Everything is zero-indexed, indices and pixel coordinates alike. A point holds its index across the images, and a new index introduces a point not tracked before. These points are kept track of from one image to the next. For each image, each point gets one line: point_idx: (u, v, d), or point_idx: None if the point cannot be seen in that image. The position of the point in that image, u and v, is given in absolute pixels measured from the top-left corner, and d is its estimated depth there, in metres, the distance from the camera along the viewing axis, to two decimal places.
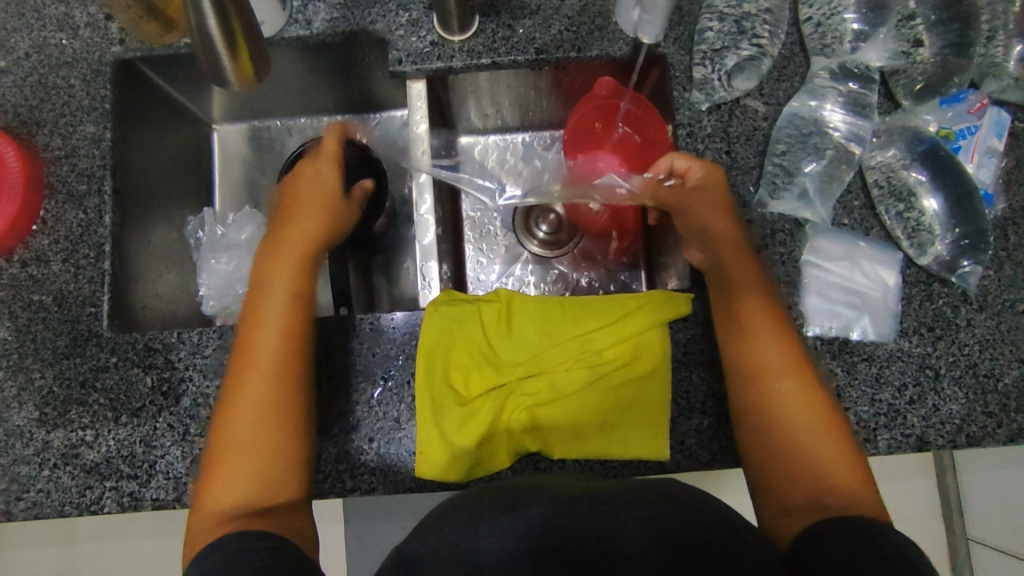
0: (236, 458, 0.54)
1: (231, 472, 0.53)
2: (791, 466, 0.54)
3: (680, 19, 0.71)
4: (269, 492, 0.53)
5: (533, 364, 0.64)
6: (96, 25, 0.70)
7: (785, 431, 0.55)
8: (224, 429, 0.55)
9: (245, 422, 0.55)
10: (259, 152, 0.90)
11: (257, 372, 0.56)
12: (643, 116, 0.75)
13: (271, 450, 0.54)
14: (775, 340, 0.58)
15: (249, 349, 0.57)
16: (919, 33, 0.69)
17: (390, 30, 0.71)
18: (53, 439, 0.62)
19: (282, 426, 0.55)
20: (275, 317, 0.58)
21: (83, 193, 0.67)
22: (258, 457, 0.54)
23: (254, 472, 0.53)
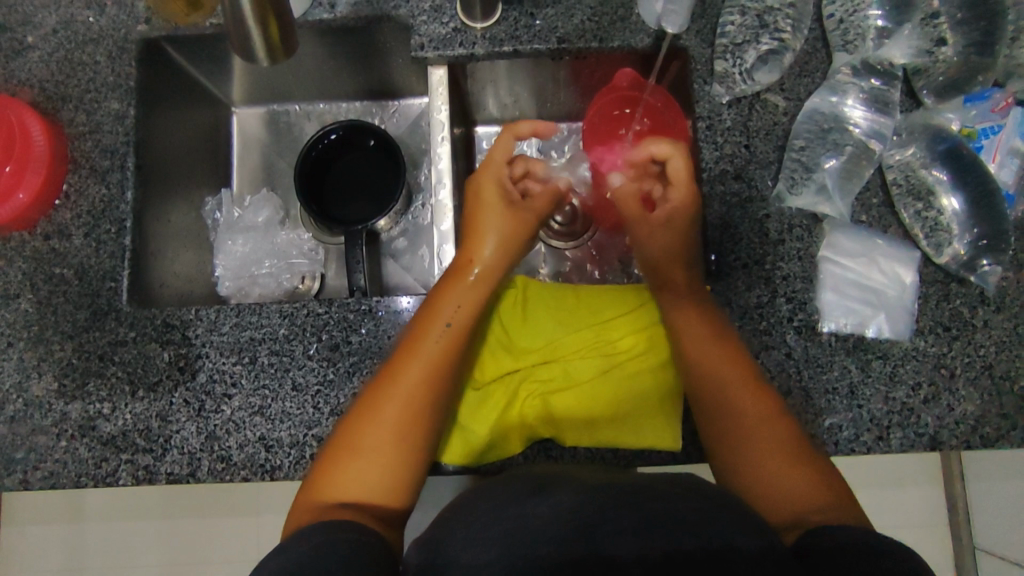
0: (374, 459, 0.54)
1: (360, 456, 0.54)
2: (761, 481, 0.53)
3: (703, 11, 0.71)
4: (387, 493, 0.54)
5: (547, 351, 0.65)
6: (122, 3, 0.70)
7: (750, 445, 0.55)
8: (356, 430, 0.55)
9: (396, 424, 0.55)
10: (277, 136, 0.90)
11: (423, 375, 0.57)
12: (664, 109, 0.75)
13: (408, 451, 0.55)
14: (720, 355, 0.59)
15: (406, 353, 0.58)
16: (942, 32, 0.68)
17: (413, 15, 0.71)
18: (70, 410, 0.62)
19: (427, 424, 0.56)
20: (440, 321, 0.60)
21: (106, 168, 0.67)
22: (394, 460, 0.55)
23: (383, 474, 0.54)
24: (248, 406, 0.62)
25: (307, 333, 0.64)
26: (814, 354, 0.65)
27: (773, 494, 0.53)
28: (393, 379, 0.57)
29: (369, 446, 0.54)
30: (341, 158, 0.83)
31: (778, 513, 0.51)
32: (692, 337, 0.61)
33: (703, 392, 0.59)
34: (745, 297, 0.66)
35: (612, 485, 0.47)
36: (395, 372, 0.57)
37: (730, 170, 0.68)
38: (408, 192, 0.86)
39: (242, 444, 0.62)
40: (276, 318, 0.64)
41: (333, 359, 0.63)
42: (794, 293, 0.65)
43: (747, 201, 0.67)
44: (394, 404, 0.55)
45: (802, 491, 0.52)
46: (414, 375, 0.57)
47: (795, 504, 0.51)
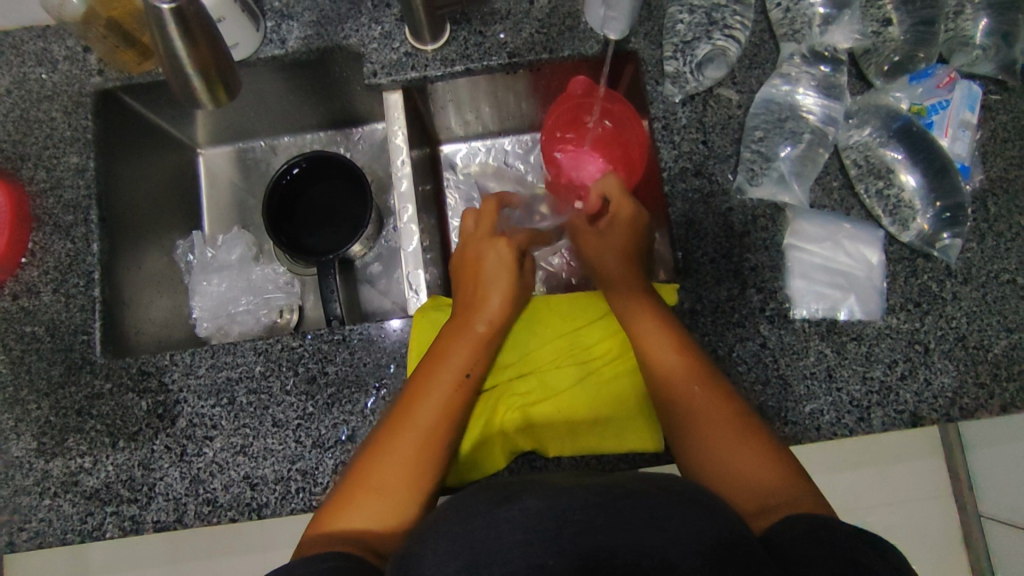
0: (388, 500, 0.53)
1: (369, 492, 0.53)
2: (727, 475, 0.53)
3: (649, 14, 0.72)
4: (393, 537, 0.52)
5: (523, 363, 0.66)
6: (74, 57, 0.71)
7: (708, 436, 0.55)
8: (373, 469, 0.54)
9: (412, 464, 0.54)
10: (245, 173, 0.91)
11: (438, 417, 0.57)
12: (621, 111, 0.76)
13: (420, 493, 0.54)
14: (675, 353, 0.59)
15: (423, 395, 0.57)
16: (888, 12, 0.70)
17: (363, 43, 0.72)
18: (52, 468, 0.62)
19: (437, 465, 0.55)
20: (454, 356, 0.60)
21: (69, 223, 0.68)
22: (406, 503, 0.53)
23: (396, 518, 0.52)
24: (230, 447, 0.62)
25: (284, 368, 0.64)
26: (789, 342, 0.65)
27: (736, 484, 0.52)
28: (407, 420, 0.56)
29: (385, 483, 0.53)
30: (308, 189, 0.84)
31: (747, 503, 0.50)
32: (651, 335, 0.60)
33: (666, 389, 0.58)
34: (715, 291, 0.66)
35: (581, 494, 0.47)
36: (413, 413, 0.56)
37: (689, 167, 0.69)
38: (378, 217, 0.87)
39: (226, 485, 0.62)
40: (251, 356, 0.64)
41: (311, 392, 0.63)
42: (763, 283, 0.66)
43: (708, 196, 0.68)
44: (412, 442, 0.55)
45: (767, 480, 0.51)
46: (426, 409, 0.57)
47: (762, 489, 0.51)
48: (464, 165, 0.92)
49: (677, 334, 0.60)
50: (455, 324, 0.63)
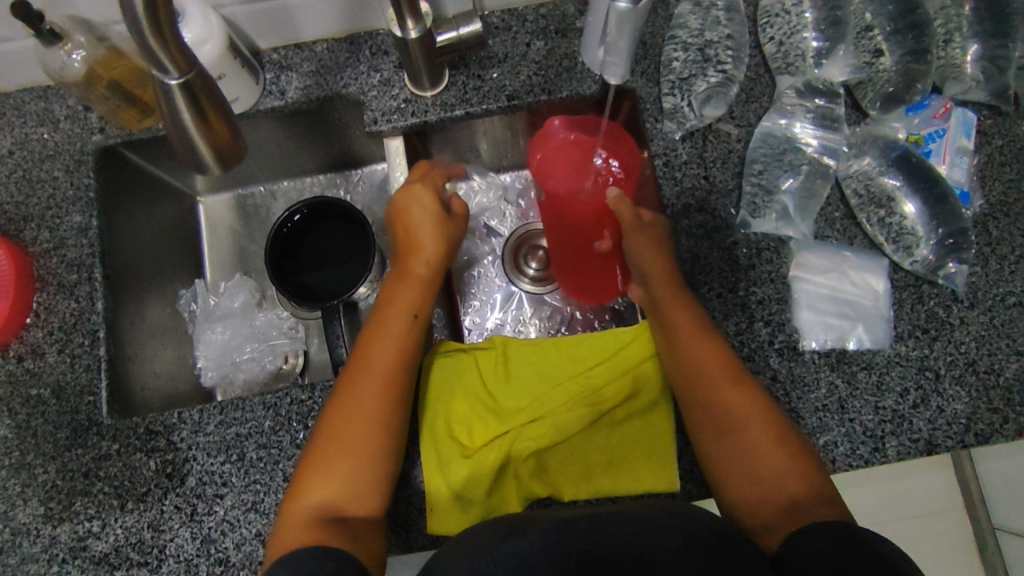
0: (347, 462, 0.55)
1: (333, 471, 0.55)
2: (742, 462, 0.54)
3: (644, 52, 0.73)
4: (354, 500, 0.54)
5: (535, 407, 0.64)
6: (76, 116, 0.71)
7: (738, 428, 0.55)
8: (332, 434, 0.56)
9: (365, 420, 0.56)
10: (246, 218, 0.91)
11: (386, 367, 0.59)
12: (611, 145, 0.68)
13: (377, 454, 0.56)
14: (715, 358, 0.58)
15: (370, 347, 0.60)
16: (878, 43, 0.71)
17: (362, 92, 0.72)
18: (59, 533, 0.61)
19: (391, 414, 0.57)
20: (395, 314, 0.62)
21: (73, 282, 0.67)
22: (362, 464, 0.55)
23: (357, 479, 0.54)
24: (241, 504, 0.62)
25: (293, 421, 0.63)
26: (799, 374, 0.65)
27: (755, 487, 0.53)
28: (357, 376, 0.58)
29: (345, 446, 0.55)
30: (311, 234, 0.84)
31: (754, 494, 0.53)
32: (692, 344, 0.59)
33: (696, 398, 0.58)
34: (724, 326, 0.66)
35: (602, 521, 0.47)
36: (362, 369, 0.59)
37: (692, 203, 0.69)
38: (382, 259, 0.86)
39: (238, 543, 0.61)
40: (260, 411, 0.64)
41: None
42: (771, 316, 0.66)
43: (712, 231, 0.68)
44: (366, 397, 0.57)
45: (787, 485, 0.52)
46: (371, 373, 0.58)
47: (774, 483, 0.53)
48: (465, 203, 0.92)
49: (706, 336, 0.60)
50: (397, 278, 0.65)
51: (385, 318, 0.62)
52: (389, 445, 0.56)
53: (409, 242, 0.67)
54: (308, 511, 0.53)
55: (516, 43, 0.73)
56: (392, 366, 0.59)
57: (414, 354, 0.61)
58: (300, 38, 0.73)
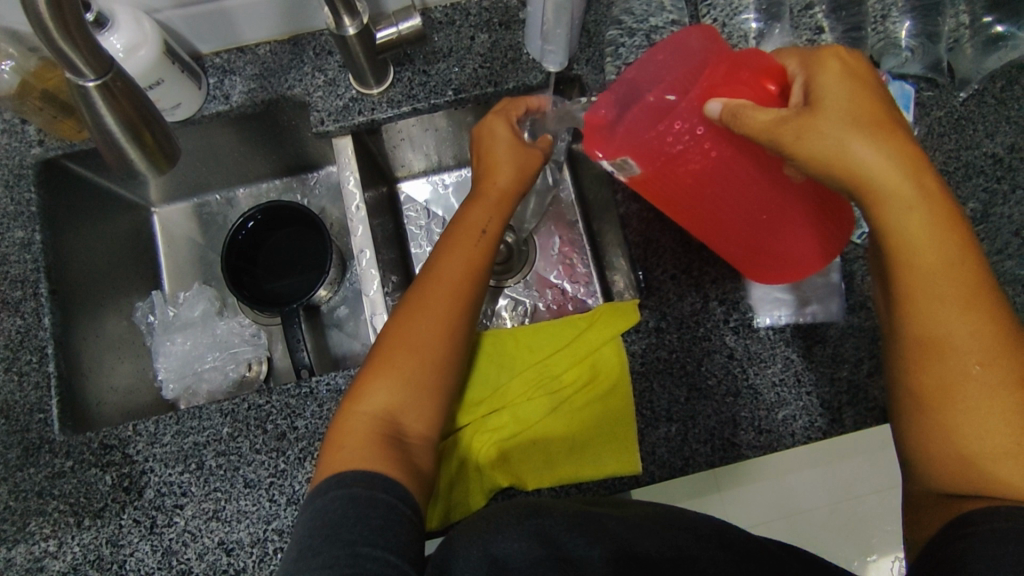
0: (409, 370, 0.56)
1: (395, 377, 0.56)
2: (953, 419, 0.46)
3: (588, 40, 0.73)
4: (412, 413, 0.56)
5: (495, 399, 0.65)
6: (13, 130, 0.70)
7: (946, 386, 0.46)
8: (401, 337, 0.57)
9: (434, 331, 0.58)
10: (203, 227, 0.90)
11: (457, 281, 0.60)
12: (678, 59, 0.54)
13: (438, 371, 0.57)
14: (965, 316, 0.46)
15: (441, 260, 0.61)
16: (819, 20, 0.73)
17: (308, 92, 0.72)
18: (14, 555, 0.60)
19: (461, 328, 0.59)
20: (475, 227, 0.63)
21: (18, 299, 0.66)
22: (423, 377, 0.56)
23: (414, 390, 0.56)
24: (202, 513, 0.61)
25: (252, 427, 0.63)
26: (755, 351, 0.65)
27: (964, 450, 0.45)
28: (428, 284, 0.60)
29: (413, 347, 0.57)
30: (266, 241, 0.83)
31: (954, 466, 0.45)
32: (939, 288, 0.46)
33: (935, 351, 0.46)
34: (679, 307, 0.66)
35: (566, 526, 0.48)
36: (432, 279, 0.60)
37: None
38: (341, 261, 0.86)
39: (201, 553, 0.60)
40: (218, 418, 0.63)
41: (282, 449, 0.62)
42: (725, 295, 0.66)
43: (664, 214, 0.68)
44: (437, 304, 0.59)
45: (990, 465, 0.44)
46: (444, 285, 0.60)
47: (987, 482, 0.44)
48: (423, 201, 0.92)
49: (955, 250, 0.46)
50: (472, 196, 0.66)
51: (457, 233, 0.63)
52: (449, 364, 0.58)
53: (489, 163, 0.67)
54: (368, 417, 0.54)
55: (461, 37, 0.73)
56: (463, 282, 0.60)
57: (482, 270, 0.62)
58: (241, 42, 0.73)
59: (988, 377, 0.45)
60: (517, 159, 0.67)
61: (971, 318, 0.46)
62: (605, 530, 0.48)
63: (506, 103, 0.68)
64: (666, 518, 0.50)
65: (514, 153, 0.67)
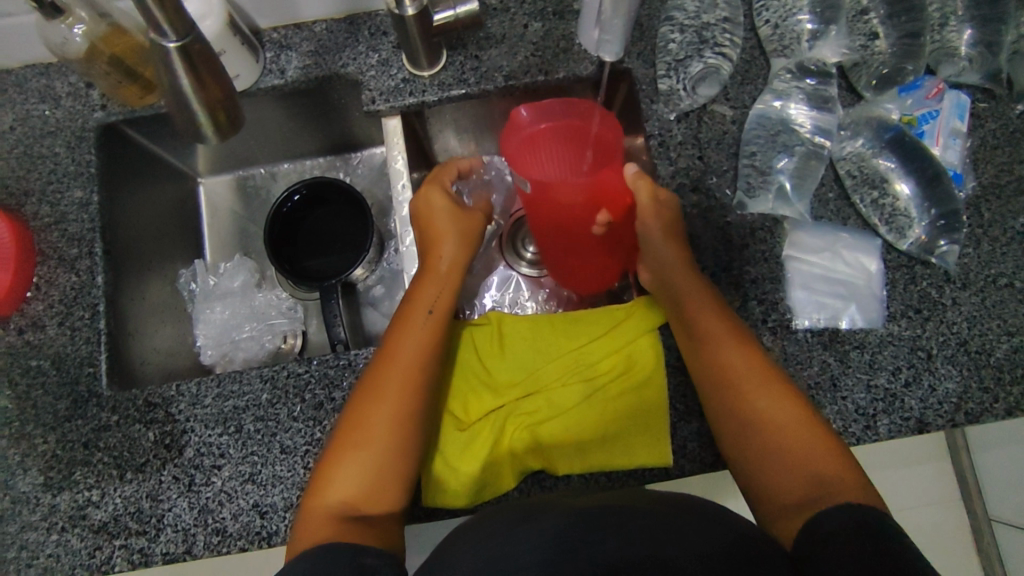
0: (370, 459, 0.56)
1: (352, 467, 0.56)
2: (774, 438, 0.55)
3: (641, 35, 0.74)
4: (378, 497, 0.55)
5: (528, 382, 0.66)
6: (78, 93, 0.72)
7: (756, 409, 0.56)
8: (355, 427, 0.57)
9: (389, 418, 0.57)
10: (246, 200, 0.91)
11: (410, 366, 0.59)
12: (568, 120, 0.63)
13: (400, 451, 0.57)
14: (740, 353, 0.59)
15: (393, 349, 0.60)
16: (874, 26, 0.72)
17: (361, 71, 0.73)
18: (59, 502, 0.62)
19: (418, 408, 0.58)
20: (423, 311, 0.63)
21: (74, 256, 0.68)
22: (385, 459, 0.56)
23: (373, 474, 0.56)
24: (238, 475, 0.62)
25: (290, 394, 0.64)
26: (792, 352, 0.65)
27: (789, 463, 0.54)
28: (379, 373, 0.59)
29: (365, 437, 0.56)
30: (308, 216, 0.85)
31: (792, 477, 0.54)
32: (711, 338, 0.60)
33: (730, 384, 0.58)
34: None
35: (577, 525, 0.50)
36: (384, 367, 0.59)
37: (687, 183, 0.69)
38: (379, 241, 0.87)
39: (235, 514, 0.62)
40: (258, 384, 0.64)
41: (318, 418, 0.63)
42: (764, 295, 0.66)
43: (707, 211, 0.69)
44: (387, 391, 0.58)
45: (814, 467, 0.53)
46: (397, 370, 0.59)
47: (822, 481, 0.53)
48: None
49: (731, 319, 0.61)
50: (421, 274, 0.66)
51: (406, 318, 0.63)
52: (409, 445, 0.57)
53: (433, 235, 0.68)
54: (328, 510, 0.54)
55: (514, 24, 0.74)
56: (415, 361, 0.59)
57: (436, 354, 0.61)
58: (299, 19, 0.74)
59: (779, 395, 0.57)
60: (454, 228, 0.68)
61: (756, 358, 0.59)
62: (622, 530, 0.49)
63: (438, 171, 0.72)
64: (683, 523, 0.50)
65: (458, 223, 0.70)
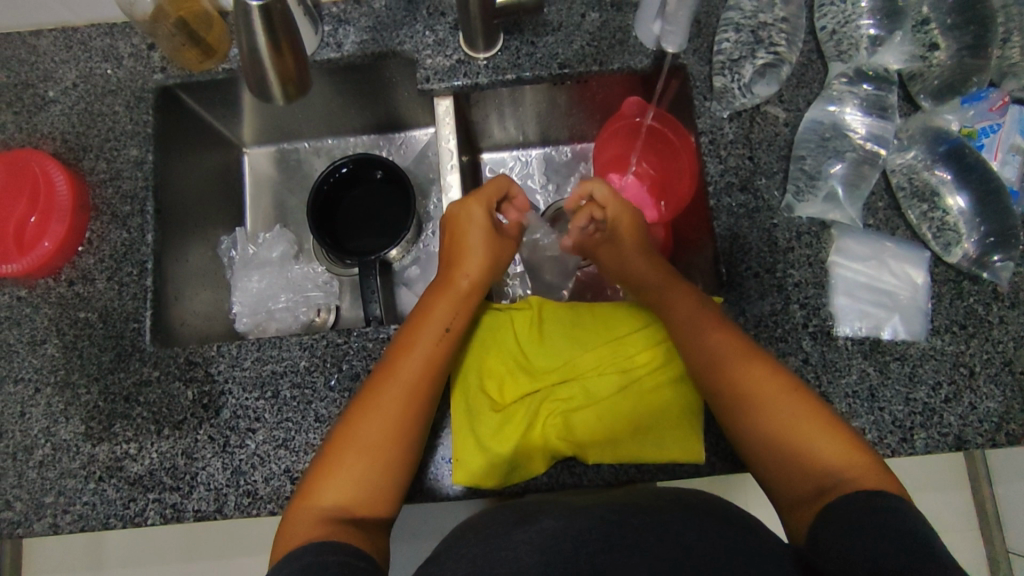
0: (368, 466, 0.55)
1: (348, 471, 0.54)
2: (781, 434, 0.54)
3: (698, 30, 0.73)
4: (370, 506, 0.54)
5: (565, 369, 0.66)
6: (139, 54, 0.73)
7: (760, 407, 0.56)
8: (354, 431, 0.56)
9: (389, 427, 0.56)
10: (288, 173, 0.92)
11: (416, 379, 0.58)
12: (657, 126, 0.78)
13: (397, 461, 0.56)
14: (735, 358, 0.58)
15: (401, 357, 0.59)
16: (935, 36, 0.70)
17: (417, 50, 0.73)
18: (98, 452, 0.63)
19: (418, 420, 0.57)
20: (436, 323, 0.62)
21: (126, 214, 0.69)
22: (385, 464, 0.55)
23: (369, 481, 0.54)
24: (272, 440, 0.63)
25: (328, 364, 0.65)
26: (831, 359, 0.65)
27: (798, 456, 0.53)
28: (385, 380, 0.58)
29: (366, 443, 0.55)
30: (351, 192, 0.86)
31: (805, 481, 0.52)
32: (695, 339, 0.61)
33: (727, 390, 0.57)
34: (759, 306, 0.66)
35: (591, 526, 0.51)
36: (392, 375, 0.58)
37: (735, 182, 0.69)
38: (418, 223, 0.88)
39: (267, 478, 0.62)
40: (296, 351, 0.65)
41: (354, 389, 0.64)
42: (807, 299, 0.66)
43: (754, 211, 0.68)
44: (390, 400, 0.57)
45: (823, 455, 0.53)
46: (405, 375, 0.58)
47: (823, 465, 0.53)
48: (504, 175, 0.93)
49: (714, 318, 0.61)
50: (439, 288, 0.65)
51: (419, 329, 0.62)
52: (406, 455, 0.56)
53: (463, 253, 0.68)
54: (318, 512, 0.53)
55: (572, 13, 0.73)
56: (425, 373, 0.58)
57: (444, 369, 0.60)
58: None
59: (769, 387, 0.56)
60: (486, 246, 0.69)
61: (746, 359, 0.58)
62: (632, 533, 0.50)
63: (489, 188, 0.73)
64: (697, 519, 0.52)
65: (488, 240, 0.69)
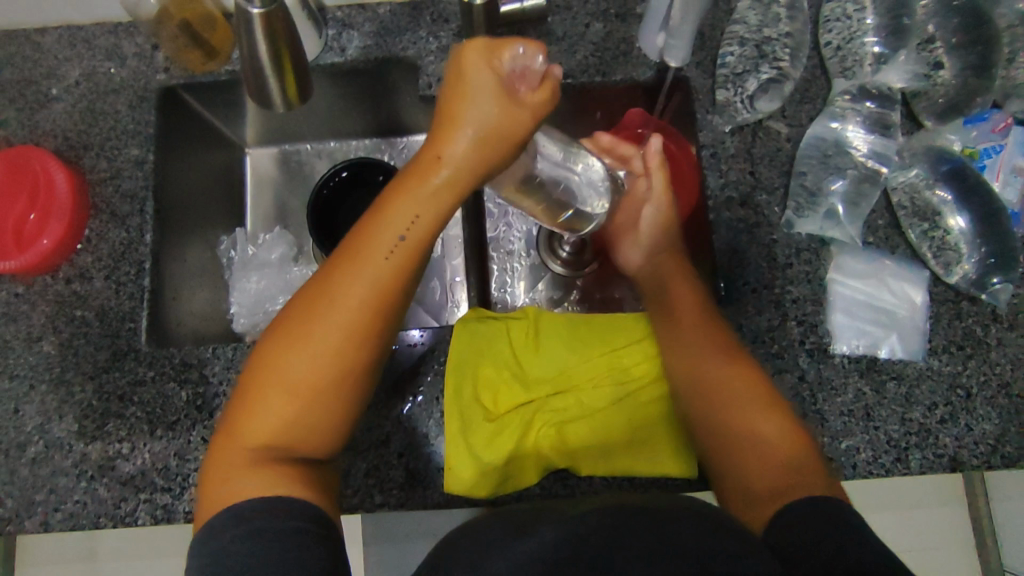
0: (292, 402, 0.49)
1: (274, 401, 0.49)
2: (737, 427, 0.57)
3: (702, 43, 0.73)
4: (298, 443, 0.49)
5: (560, 380, 0.66)
6: (143, 54, 0.73)
7: (735, 403, 0.58)
8: (283, 353, 0.49)
9: (326, 352, 0.48)
10: (289, 174, 0.92)
11: (358, 304, 0.48)
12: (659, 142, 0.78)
13: (332, 397, 0.49)
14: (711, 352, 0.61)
15: (345, 277, 0.49)
16: (939, 55, 0.70)
17: (421, 56, 0.73)
18: (90, 451, 0.63)
19: (360, 356, 0.49)
20: (392, 232, 0.49)
21: (125, 213, 0.69)
22: (326, 401, 0.49)
23: (298, 417, 0.49)
24: None
25: None
26: (827, 377, 0.64)
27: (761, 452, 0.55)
28: (329, 299, 0.49)
29: (293, 374, 0.48)
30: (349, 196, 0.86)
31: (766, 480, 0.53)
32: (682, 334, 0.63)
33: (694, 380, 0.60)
34: (756, 321, 0.65)
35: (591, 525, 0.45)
36: (333, 298, 0.49)
37: (736, 196, 0.69)
38: None
39: None
40: None
41: None
42: (804, 316, 0.65)
43: (754, 226, 0.68)
44: (330, 328, 0.48)
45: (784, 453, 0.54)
46: (350, 299, 0.49)
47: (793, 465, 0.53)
48: None
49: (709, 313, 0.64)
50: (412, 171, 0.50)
51: (373, 234, 0.49)
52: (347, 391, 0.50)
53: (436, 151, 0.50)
54: (243, 445, 0.48)
55: (576, 23, 0.73)
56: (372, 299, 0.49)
57: (399, 295, 0.50)
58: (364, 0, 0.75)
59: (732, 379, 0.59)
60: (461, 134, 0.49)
61: (715, 349, 0.60)
62: (634, 534, 0.44)
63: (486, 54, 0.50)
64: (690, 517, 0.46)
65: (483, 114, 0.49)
